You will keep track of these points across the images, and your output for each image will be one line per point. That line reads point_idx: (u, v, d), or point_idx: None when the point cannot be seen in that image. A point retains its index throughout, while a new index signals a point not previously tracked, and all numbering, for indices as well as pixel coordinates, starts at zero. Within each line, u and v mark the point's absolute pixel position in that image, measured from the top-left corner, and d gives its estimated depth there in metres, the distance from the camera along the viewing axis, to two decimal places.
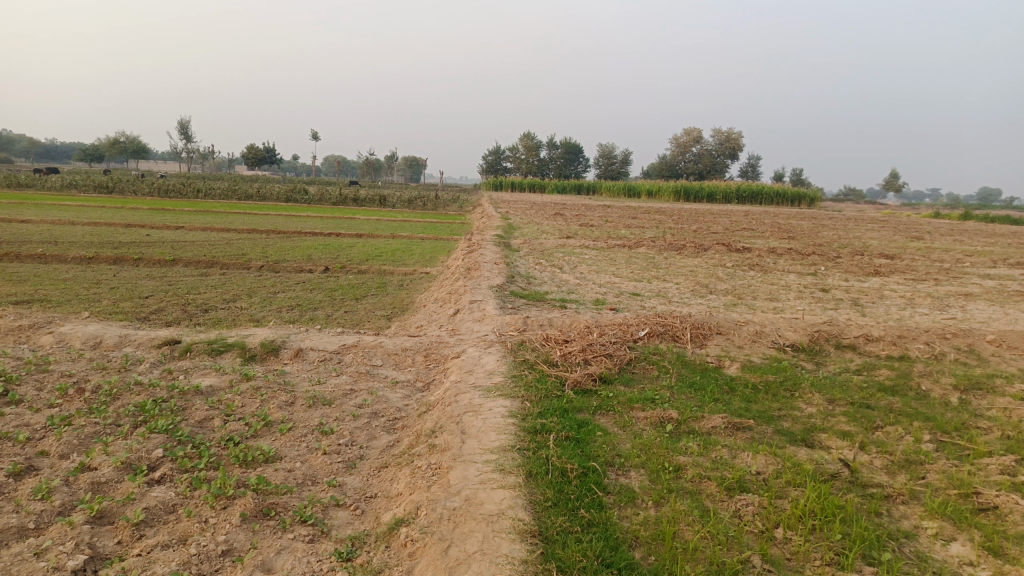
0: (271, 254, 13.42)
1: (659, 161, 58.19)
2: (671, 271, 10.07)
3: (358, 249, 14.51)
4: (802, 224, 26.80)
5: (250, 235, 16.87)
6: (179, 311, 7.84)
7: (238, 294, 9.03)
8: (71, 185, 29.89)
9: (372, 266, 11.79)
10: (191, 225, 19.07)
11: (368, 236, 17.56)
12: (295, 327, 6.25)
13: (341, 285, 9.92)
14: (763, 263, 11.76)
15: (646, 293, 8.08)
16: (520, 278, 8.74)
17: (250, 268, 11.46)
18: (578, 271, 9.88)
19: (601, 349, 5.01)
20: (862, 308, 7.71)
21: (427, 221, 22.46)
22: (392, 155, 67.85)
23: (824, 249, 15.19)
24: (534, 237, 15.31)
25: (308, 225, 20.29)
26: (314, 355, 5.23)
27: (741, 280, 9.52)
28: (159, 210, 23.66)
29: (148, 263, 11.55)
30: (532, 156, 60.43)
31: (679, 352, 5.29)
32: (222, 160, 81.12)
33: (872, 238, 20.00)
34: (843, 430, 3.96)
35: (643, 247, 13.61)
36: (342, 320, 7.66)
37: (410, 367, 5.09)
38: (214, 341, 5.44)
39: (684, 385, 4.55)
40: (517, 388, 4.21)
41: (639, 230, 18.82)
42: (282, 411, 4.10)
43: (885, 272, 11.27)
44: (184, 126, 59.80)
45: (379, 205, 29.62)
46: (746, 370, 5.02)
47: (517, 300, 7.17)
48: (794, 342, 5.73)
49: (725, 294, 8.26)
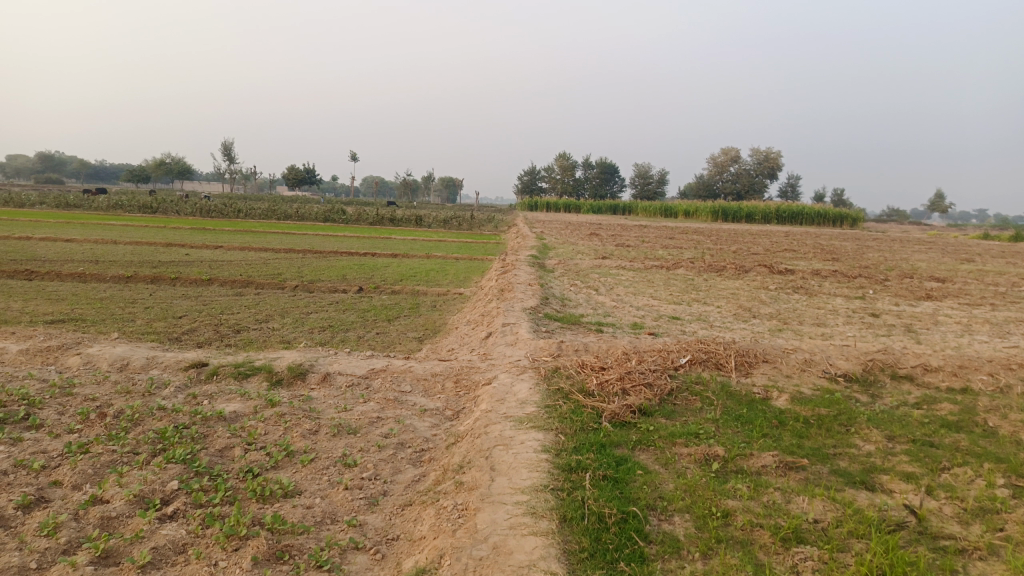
0: (306, 273, 13.43)
1: (696, 181, 57.59)
2: (712, 294, 9.75)
3: (393, 269, 14.44)
4: (844, 245, 26.08)
5: (287, 255, 16.96)
6: (210, 332, 7.79)
7: (271, 314, 8.97)
8: (117, 205, 30.62)
9: (405, 287, 11.69)
10: (230, 244, 19.29)
11: (403, 256, 17.51)
12: (324, 350, 6.11)
13: (374, 306, 9.81)
14: (808, 286, 11.34)
15: (686, 317, 7.79)
16: (555, 300, 8.52)
17: (284, 288, 11.43)
18: (614, 293, 9.62)
19: (640, 377, 4.75)
20: (916, 334, 7.30)
21: (462, 241, 22.40)
22: (429, 175, 68.44)
23: (870, 271, 14.67)
24: (570, 258, 15.09)
25: (344, 245, 20.37)
26: (341, 380, 5.07)
27: (785, 303, 9.16)
28: (200, 230, 24.04)
29: (184, 282, 11.61)
30: (568, 176, 60.34)
31: (722, 382, 5.01)
32: (264, 181, 82.72)
33: (920, 260, 19.32)
34: (906, 471, 3.63)
35: (682, 268, 13.28)
36: (373, 342, 7.51)
37: (440, 394, 4.89)
38: (241, 365, 5.32)
39: (729, 418, 4.26)
40: (551, 420, 3.97)
41: (677, 251, 18.46)
42: (305, 440, 3.92)
43: (938, 296, 10.77)
44: (227, 147, 61.19)
45: (414, 225, 29.73)
46: (795, 402, 4.71)
47: (552, 323, 6.94)
48: (846, 372, 5.39)
49: (769, 318, 7.92)
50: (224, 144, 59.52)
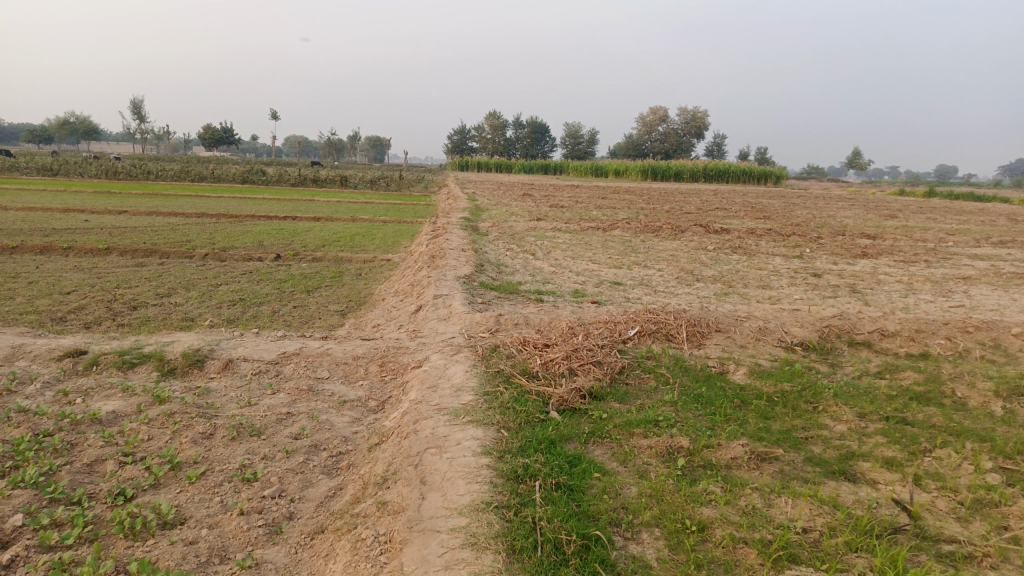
0: (218, 240, 12.41)
1: (625, 140, 57.58)
2: (652, 256, 9.38)
3: (315, 234, 13.54)
4: (771, 202, 26.38)
5: (199, 220, 15.78)
6: (101, 310, 6.88)
7: (175, 287, 8.08)
8: (11, 166, 28.12)
9: (328, 254, 10.89)
10: (136, 209, 17.85)
11: (326, 219, 16.55)
12: (229, 330, 5.38)
13: (293, 276, 9.02)
14: (745, 245, 11.11)
15: (628, 282, 7.35)
16: (490, 267, 7.95)
17: (192, 257, 10.45)
18: (551, 257, 9.11)
19: (588, 355, 4.25)
20: (862, 295, 7.08)
21: (390, 203, 21.47)
22: (355, 135, 66.12)
23: (803, 229, 14.66)
24: (503, 219, 14.49)
25: (263, 208, 19.14)
26: (247, 368, 4.39)
27: (726, 264, 8.85)
28: (104, 194, 22.26)
29: (78, 252, 10.47)
30: (498, 135, 59.36)
31: (676, 357, 4.57)
32: (179, 141, 78.43)
33: (847, 217, 19.57)
34: (886, 457, 3.27)
35: (618, 229, 12.89)
36: (290, 317, 6.79)
37: (362, 382, 4.28)
38: (127, 352, 4.56)
39: (689, 400, 3.82)
40: (491, 411, 3.43)
41: (611, 211, 18.08)
42: (196, 448, 3.27)
43: (873, 254, 10.71)
44: (136, 105, 57.50)
45: (340, 186, 28.48)
46: (755, 377, 4.32)
47: (487, 293, 6.37)
48: (802, 340, 5.04)
49: (714, 281, 7.57)
50: (133, 101, 55.90)
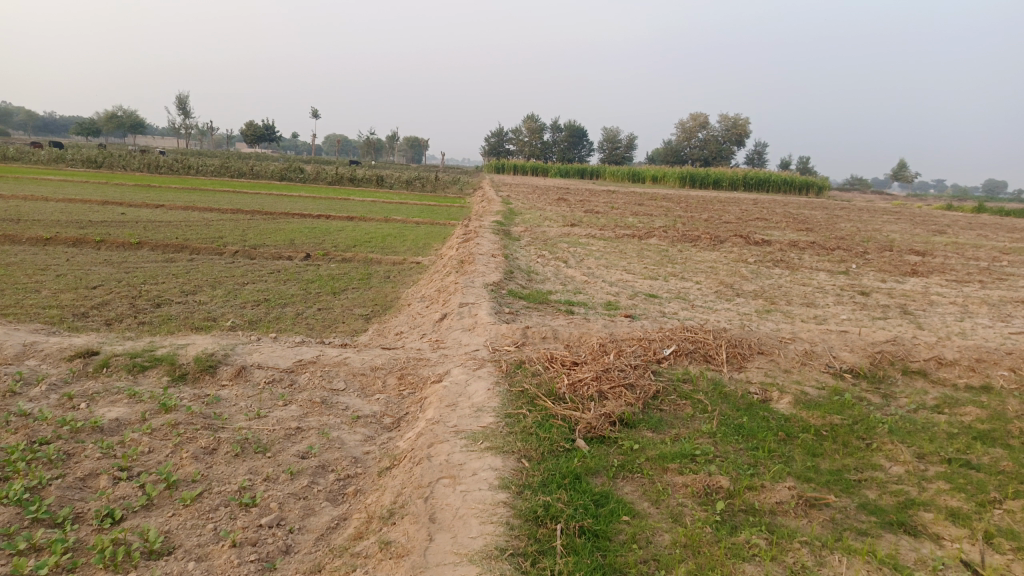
0: (250, 237, 12.36)
1: (664, 146, 56.91)
2: (689, 267, 9.03)
3: (347, 234, 13.43)
4: (813, 214, 25.70)
5: (234, 216, 15.82)
6: (125, 307, 6.79)
7: (201, 285, 7.97)
8: (59, 158, 28.74)
9: (358, 255, 10.74)
10: (173, 203, 17.98)
11: (359, 219, 16.47)
12: (247, 334, 5.20)
13: (321, 277, 8.87)
14: (788, 259, 10.69)
15: (664, 295, 7.03)
16: (520, 274, 7.69)
17: (222, 254, 10.38)
18: (584, 265, 8.83)
19: (620, 377, 3.96)
20: (915, 318, 6.65)
21: (424, 204, 21.38)
22: (394, 134, 66.43)
23: (847, 243, 14.14)
24: (536, 224, 14.22)
25: (298, 206, 19.15)
26: (260, 376, 4.20)
27: (767, 279, 8.47)
28: (144, 188, 22.54)
29: (111, 246, 10.48)
30: (536, 138, 59.13)
31: (715, 381, 4.26)
32: (222, 137, 79.86)
33: (893, 231, 18.89)
34: (951, 507, 2.93)
35: (654, 238, 12.54)
36: (313, 320, 6.61)
37: (378, 396, 4.04)
38: (139, 354, 4.40)
39: (729, 431, 3.51)
40: (513, 437, 3.17)
41: (647, 219, 17.70)
42: (197, 465, 3.07)
43: (923, 272, 10.21)
44: (182, 101, 58.60)
45: (376, 185, 28.52)
46: (801, 407, 3.98)
47: (515, 303, 6.11)
48: (852, 367, 4.68)
49: (754, 296, 7.21)
50: (179, 98, 56.95)
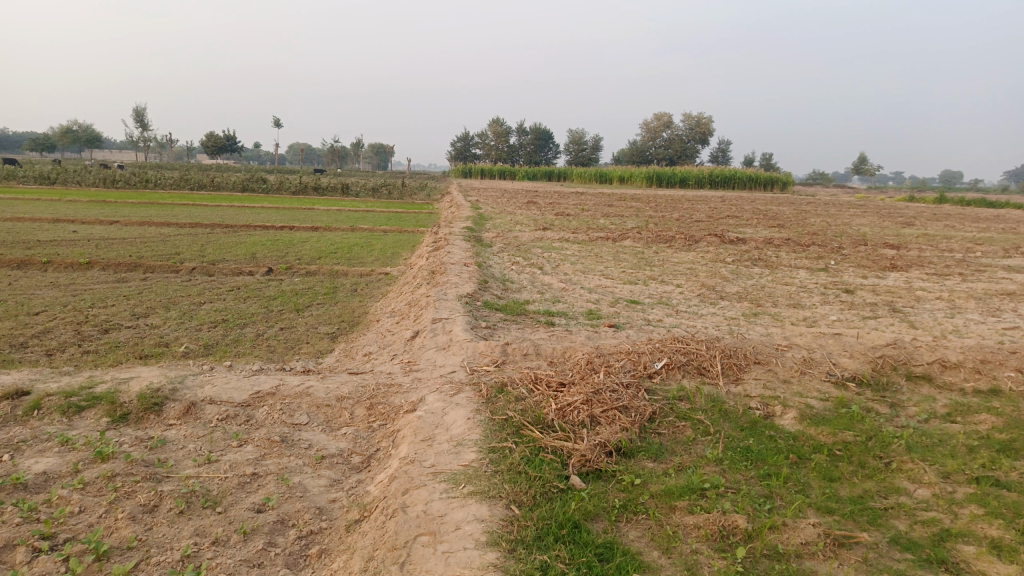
0: (209, 252, 11.81)
1: (629, 146, 56.98)
2: (667, 270, 8.74)
3: (311, 246, 12.92)
4: (782, 210, 25.74)
5: (193, 230, 15.22)
6: (68, 334, 6.26)
7: (154, 307, 7.46)
8: (9, 175, 27.69)
9: (323, 267, 10.28)
10: (129, 219, 17.27)
11: (325, 229, 15.94)
12: (200, 362, 4.75)
13: (284, 293, 8.41)
14: (766, 257, 10.45)
15: (646, 300, 6.71)
16: (495, 284, 7.31)
17: (178, 272, 9.83)
18: (560, 271, 8.49)
19: (612, 398, 3.61)
20: (905, 316, 6.42)
21: (391, 211, 20.91)
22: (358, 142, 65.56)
23: (821, 238, 14.02)
24: (507, 229, 13.85)
25: (261, 217, 18.54)
26: (212, 413, 3.76)
27: (749, 280, 8.21)
28: (99, 203, 21.73)
29: (58, 267, 9.87)
30: (502, 142, 58.85)
31: (713, 398, 3.93)
32: (182, 149, 78.32)
33: (864, 225, 18.91)
34: (992, 537, 2.62)
35: (628, 240, 12.26)
36: (274, 342, 6.15)
37: (345, 430, 3.64)
38: (76, 393, 3.93)
39: (737, 457, 3.17)
40: (500, 478, 2.79)
41: (619, 220, 17.44)
42: (134, 528, 2.64)
43: (902, 266, 10.04)
44: (139, 113, 57.24)
45: (341, 194, 27.95)
46: (809, 424, 3.67)
47: (491, 316, 5.72)
48: (854, 375, 4.39)
49: (739, 299, 6.93)
50: (136, 110, 55.61)
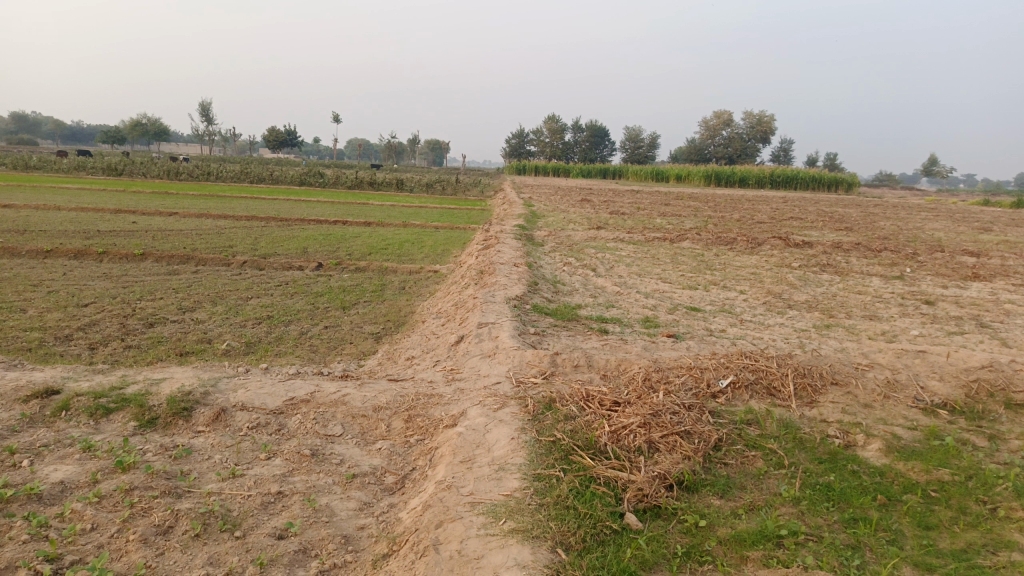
0: (261, 246, 11.82)
1: (687, 145, 55.78)
2: (729, 274, 8.27)
3: (362, 241, 12.81)
4: (847, 212, 24.67)
5: (248, 223, 15.33)
6: (114, 328, 6.20)
7: (201, 301, 7.39)
8: (80, 167, 28.64)
9: (372, 264, 10.13)
10: (187, 211, 17.53)
11: (377, 224, 15.84)
12: (237, 364, 4.57)
13: (331, 289, 8.26)
14: (835, 263, 9.84)
15: (708, 308, 6.29)
16: (545, 286, 6.99)
17: (229, 266, 9.80)
18: (615, 273, 8.12)
19: (672, 421, 3.25)
20: (996, 332, 5.83)
21: (444, 207, 20.79)
22: (414, 137, 66.12)
23: (893, 243, 13.24)
24: (560, 228, 13.49)
25: (315, 211, 18.63)
26: (242, 421, 3.55)
27: (817, 287, 7.69)
28: (161, 194, 22.23)
29: (114, 258, 9.96)
30: (557, 139, 58.36)
31: (785, 423, 3.54)
32: (244, 143, 80.26)
33: (938, 229, 17.89)
34: None
35: (687, 241, 11.76)
36: (317, 341, 5.97)
37: (381, 445, 3.38)
38: (106, 394, 3.77)
39: (817, 497, 2.79)
40: (545, 515, 2.47)
41: (676, 220, 16.86)
42: (144, 552, 2.41)
43: (985, 275, 9.32)
44: (204, 108, 58.81)
45: (396, 189, 28.02)
46: (898, 458, 3.24)
47: (541, 321, 5.40)
48: (945, 401, 3.91)
49: (809, 308, 6.44)
50: (201, 105, 57.21)
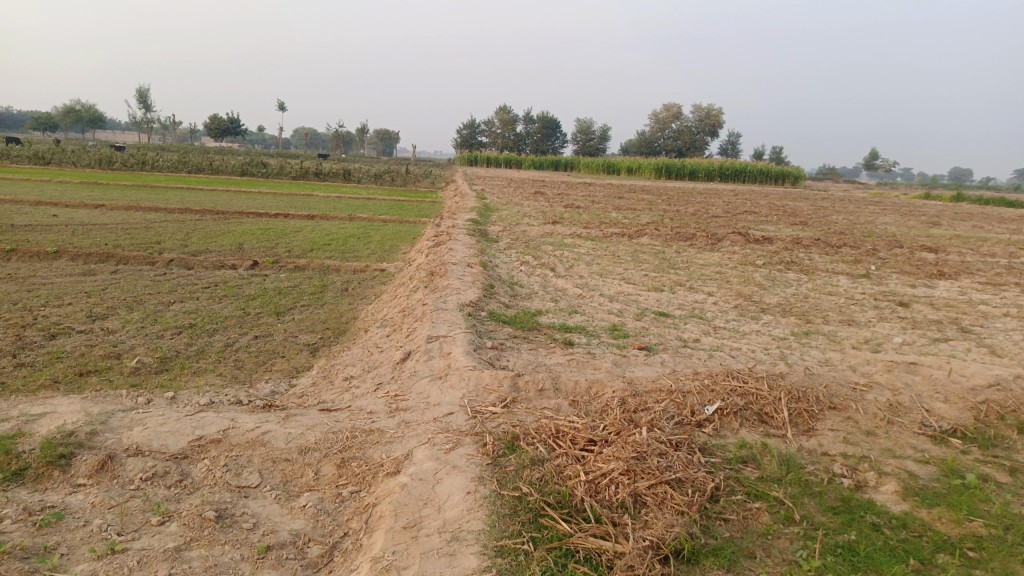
0: (192, 242, 10.93)
1: (637, 137, 55.83)
2: (694, 274, 7.84)
3: (304, 236, 12.03)
4: (798, 205, 24.77)
5: (181, 216, 14.33)
6: (6, 340, 5.38)
7: (116, 306, 6.59)
8: (2, 154, 26.87)
9: (313, 261, 9.39)
10: (116, 202, 16.38)
11: (321, 218, 15.00)
12: (140, 391, 3.85)
13: (266, 291, 7.53)
14: (798, 260, 9.53)
15: (677, 313, 5.81)
16: (502, 288, 6.40)
17: (153, 265, 8.94)
18: (575, 273, 7.60)
19: (660, 466, 2.71)
20: (981, 338, 5.49)
21: (393, 199, 20.04)
22: (365, 128, 64.05)
23: (851, 239, 13.09)
24: (514, 222, 12.93)
25: (257, 203, 17.65)
26: (133, 471, 2.88)
27: (786, 287, 7.31)
28: (90, 185, 20.84)
29: (22, 256, 8.98)
30: (508, 130, 57.74)
31: (786, 461, 3.04)
32: (185, 131, 77.47)
33: (889, 224, 17.96)
34: None
35: (645, 237, 11.34)
36: (245, 354, 5.28)
37: (307, 499, 2.76)
38: None
39: (839, 568, 2.28)
40: None
41: (632, 213, 16.45)
42: None
43: (949, 273, 9.12)
44: (142, 94, 56.39)
45: (343, 179, 27.06)
46: (919, 504, 2.77)
47: (498, 333, 4.82)
48: (955, 427, 3.48)
49: (785, 312, 6.02)
50: (139, 91, 54.84)
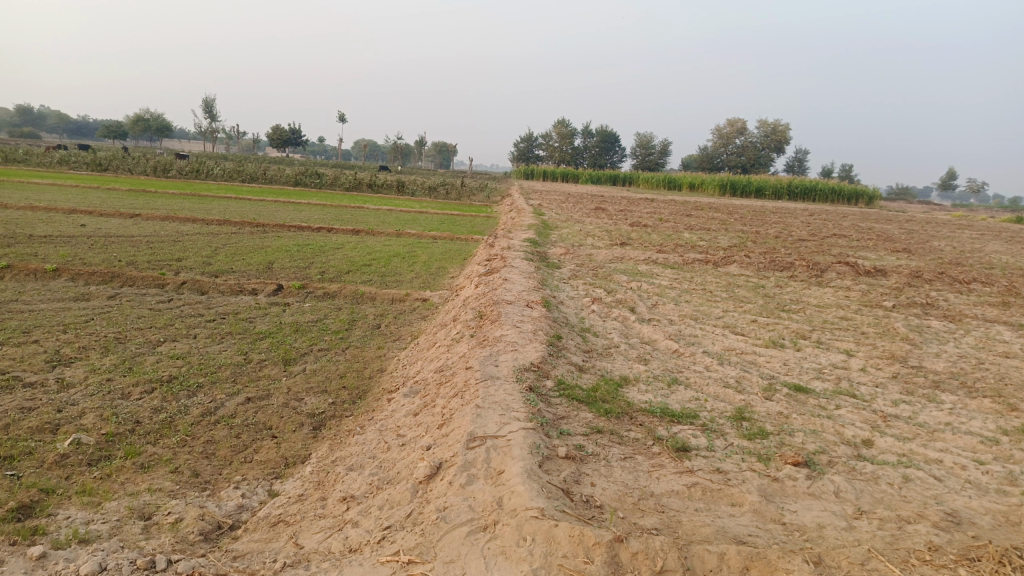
0: (217, 259, 9.72)
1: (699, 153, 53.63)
2: (814, 321, 6.14)
3: (344, 254, 10.72)
4: (884, 228, 22.54)
5: (217, 229, 13.22)
6: None
7: (90, 347, 5.28)
8: (61, 161, 26.69)
9: (346, 287, 8.03)
10: (155, 212, 15.46)
11: (366, 233, 13.72)
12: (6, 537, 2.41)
13: (280, 328, 6.15)
14: (933, 302, 7.69)
15: (820, 388, 4.17)
16: (572, 341, 4.87)
17: (163, 288, 7.71)
18: (664, 315, 6.01)
19: None
20: None
21: (446, 213, 18.73)
22: (422, 137, 63.93)
23: (976, 272, 11.07)
24: (578, 243, 11.40)
25: (302, 215, 16.55)
26: None
27: (941, 344, 5.58)
28: (137, 192, 20.09)
29: (18, 275, 7.83)
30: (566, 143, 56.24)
31: None
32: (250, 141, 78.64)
33: (1001, 253, 15.73)
34: None
35: (733, 266, 9.65)
36: (223, 431, 3.85)
37: None
38: None
39: None
40: None
41: (708, 235, 14.73)
42: None
43: None
44: (207, 103, 57.08)
45: (397, 191, 25.95)
46: None
47: (576, 424, 3.27)
48: None
49: (969, 390, 4.31)
50: (205, 100, 55.51)
